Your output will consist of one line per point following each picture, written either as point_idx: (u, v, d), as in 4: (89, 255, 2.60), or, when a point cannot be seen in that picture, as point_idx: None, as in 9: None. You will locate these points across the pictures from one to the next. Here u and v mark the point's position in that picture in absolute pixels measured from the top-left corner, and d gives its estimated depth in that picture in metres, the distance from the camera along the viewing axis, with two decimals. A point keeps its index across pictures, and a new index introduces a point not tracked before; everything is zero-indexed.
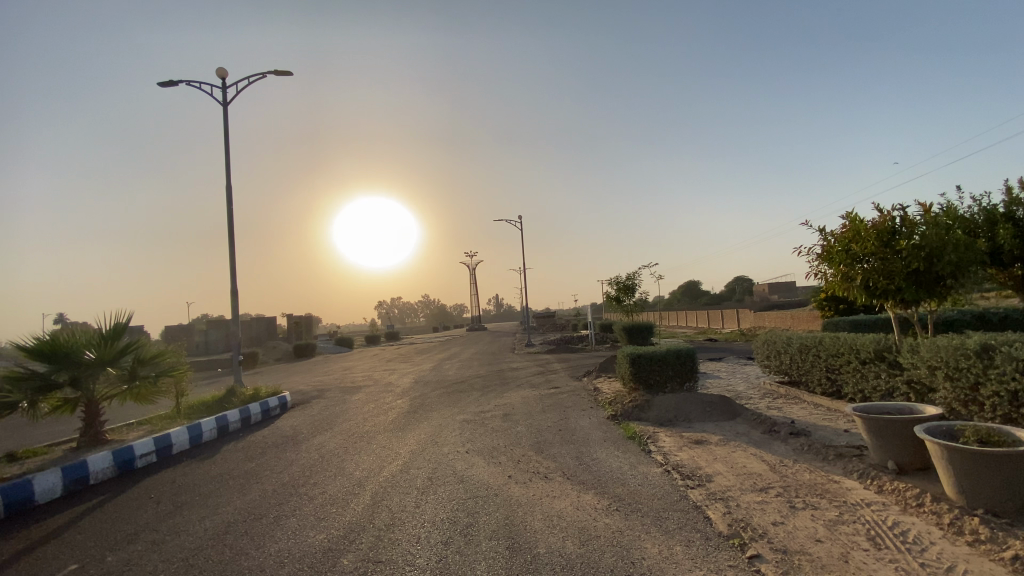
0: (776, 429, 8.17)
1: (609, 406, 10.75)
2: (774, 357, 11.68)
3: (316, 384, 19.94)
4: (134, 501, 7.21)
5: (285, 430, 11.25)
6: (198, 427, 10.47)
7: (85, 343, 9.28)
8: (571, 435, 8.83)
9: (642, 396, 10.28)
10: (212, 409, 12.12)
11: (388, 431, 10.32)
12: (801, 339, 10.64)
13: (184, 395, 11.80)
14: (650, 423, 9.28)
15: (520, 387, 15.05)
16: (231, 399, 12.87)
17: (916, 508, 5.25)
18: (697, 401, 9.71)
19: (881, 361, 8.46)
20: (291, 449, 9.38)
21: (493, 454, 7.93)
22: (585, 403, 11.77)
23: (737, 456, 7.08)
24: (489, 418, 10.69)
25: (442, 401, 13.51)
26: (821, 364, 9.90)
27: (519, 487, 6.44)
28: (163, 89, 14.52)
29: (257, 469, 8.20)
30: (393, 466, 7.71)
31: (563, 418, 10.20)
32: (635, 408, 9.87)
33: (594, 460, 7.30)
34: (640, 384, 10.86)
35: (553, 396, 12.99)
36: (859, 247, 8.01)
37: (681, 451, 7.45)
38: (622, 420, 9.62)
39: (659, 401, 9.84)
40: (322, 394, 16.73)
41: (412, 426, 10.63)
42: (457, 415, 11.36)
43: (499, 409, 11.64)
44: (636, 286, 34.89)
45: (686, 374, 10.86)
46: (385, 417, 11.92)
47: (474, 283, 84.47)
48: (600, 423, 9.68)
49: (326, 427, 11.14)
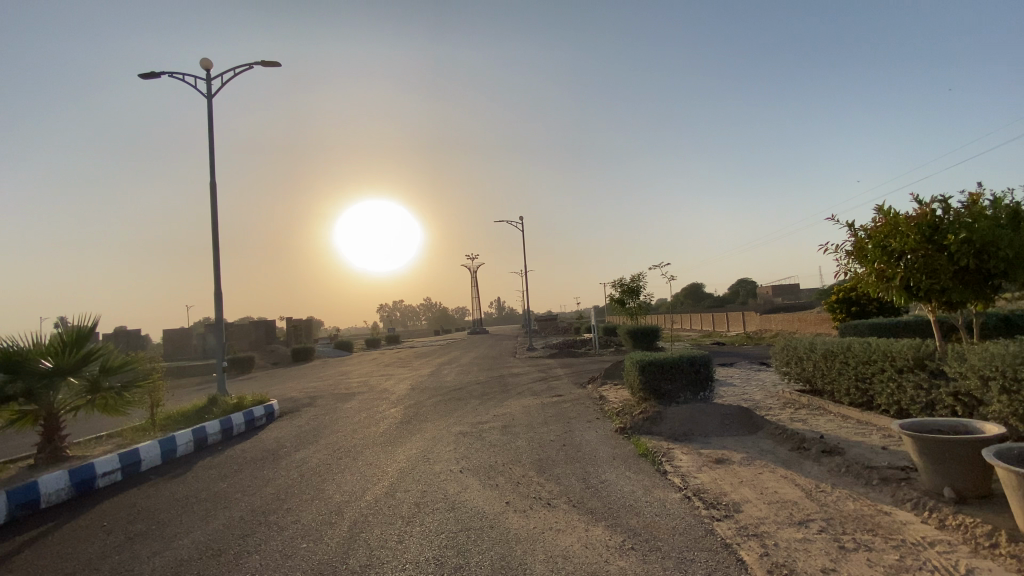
0: (806, 446, 7.31)
1: (617, 417, 9.91)
2: (795, 364, 10.80)
3: (309, 391, 19.11)
4: (84, 531, 6.39)
5: (268, 443, 10.43)
6: (172, 440, 9.67)
7: (42, 350, 8.49)
8: (577, 452, 7.99)
9: (653, 407, 9.44)
10: (191, 420, 11.31)
11: (377, 445, 9.49)
12: (826, 344, 9.79)
13: (160, 405, 11.00)
14: (663, 438, 8.44)
15: (522, 394, 14.18)
16: (213, 408, 12.06)
17: (989, 550, 4.39)
18: (714, 413, 8.87)
19: (921, 370, 7.60)
20: (268, 467, 8.53)
21: (489, 474, 7.09)
22: (591, 413, 10.93)
23: (766, 480, 6.23)
24: (487, 430, 9.84)
25: (437, 411, 12.67)
26: (849, 372, 9.03)
27: (518, 517, 5.61)
28: (143, 80, 13.79)
29: (227, 492, 7.37)
30: (377, 489, 6.86)
31: (567, 431, 9.35)
32: (646, 420, 9.03)
33: (602, 484, 6.45)
34: (651, 393, 10.01)
35: (556, 405, 12.15)
36: (896, 243, 7.19)
37: (701, 473, 6.62)
38: (632, 434, 8.78)
39: (672, 413, 9.00)
40: (313, 402, 15.91)
41: (403, 439, 9.78)
42: (452, 426, 10.52)
43: (498, 419, 10.80)
44: (641, 288, 34.01)
45: (700, 382, 10.01)
46: (375, 428, 11.09)
47: (475, 286, 83.78)
48: (608, 437, 8.83)
49: (311, 440, 10.31)
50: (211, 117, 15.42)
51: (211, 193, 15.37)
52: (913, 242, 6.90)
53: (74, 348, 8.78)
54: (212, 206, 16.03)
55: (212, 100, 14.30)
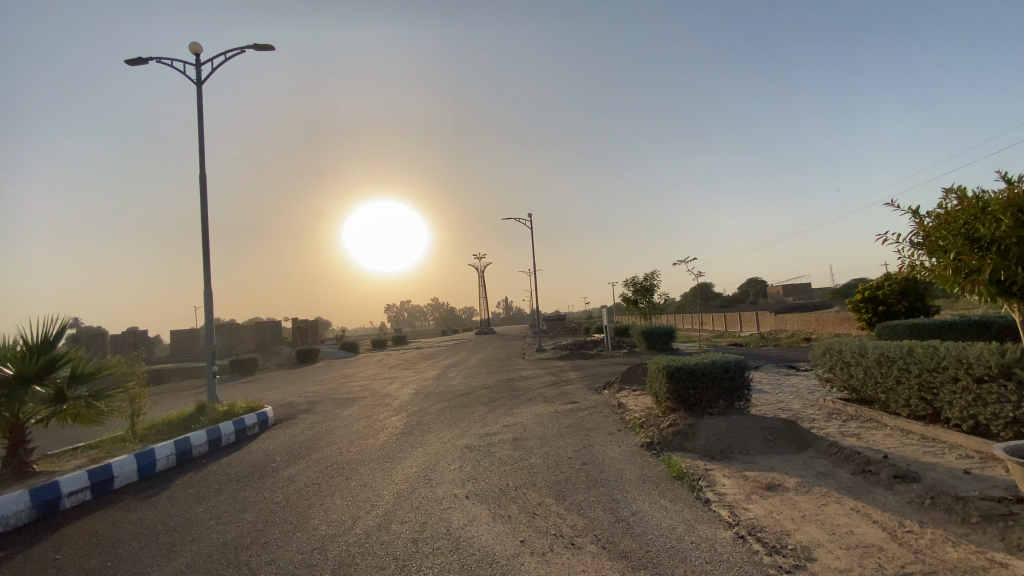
0: (872, 470, 6.26)
1: (642, 431, 8.88)
2: (841, 371, 9.69)
3: (308, 395, 18.22)
4: (29, 567, 5.42)
5: (257, 456, 9.52)
6: (151, 454, 8.70)
7: (5, 356, 7.58)
8: (600, 473, 6.98)
9: (684, 419, 8.38)
10: (175, 429, 10.39)
11: (375, 460, 8.53)
12: (879, 348, 8.68)
13: (142, 413, 10.07)
14: (697, 456, 7.40)
15: (534, 401, 13.18)
16: (200, 417, 11.13)
17: None
18: (756, 427, 7.80)
19: (1007, 379, 6.49)
20: (250, 486, 7.58)
21: (499, 501, 6.10)
22: (611, 423, 9.89)
23: (836, 517, 5.19)
24: (497, 444, 8.85)
25: (442, 419, 11.71)
26: (912, 381, 7.94)
27: (537, 562, 4.61)
28: (127, 67, 12.89)
29: (203, 518, 6.43)
30: (368, 520, 5.88)
31: (586, 446, 8.33)
32: (676, 435, 8.00)
33: (635, 518, 5.41)
34: (679, 403, 8.95)
35: (571, 413, 11.11)
36: (979, 227, 6.25)
37: (754, 504, 5.57)
38: (660, 451, 7.77)
39: (707, 426, 7.95)
40: (311, 408, 14.97)
41: (404, 454, 8.82)
42: (458, 439, 9.55)
43: (508, 430, 9.81)
44: (655, 287, 32.92)
45: (737, 391, 8.90)
46: (375, 439, 10.15)
47: (482, 286, 83.00)
48: (633, 453, 7.81)
49: (302, 454, 9.35)
50: (201, 107, 14.49)
51: (202, 185, 14.53)
52: (1003, 226, 5.95)
53: (41, 352, 7.83)
54: (203, 201, 15.12)
55: (203, 87, 13.42)
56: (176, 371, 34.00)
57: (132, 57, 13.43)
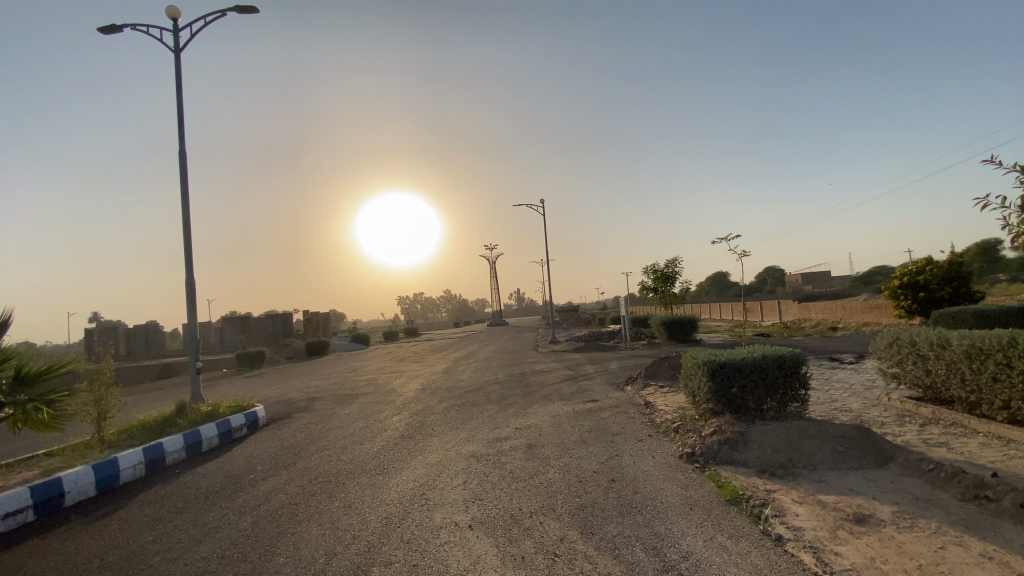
0: (989, 496, 4.87)
1: (679, 438, 7.57)
2: (911, 366, 8.32)
3: (309, 391, 17.20)
4: None
5: (238, 464, 8.42)
6: (114, 464, 7.69)
7: None
8: (634, 494, 5.71)
9: (730, 424, 7.07)
10: (149, 432, 9.35)
11: (367, 471, 7.35)
12: (969, 338, 7.18)
13: (112, 417, 9.08)
14: (753, 473, 6.09)
15: (549, 399, 11.87)
16: (179, 418, 10.09)
17: None
18: (822, 436, 6.51)
19: None
20: (217, 507, 6.44)
21: (511, 534, 4.85)
22: (640, 427, 8.57)
23: (964, 568, 3.84)
24: (508, 452, 7.62)
25: (448, 420, 10.53)
26: (1015, 379, 6.46)
27: None
28: (101, 34, 12.03)
29: (148, 553, 5.29)
30: (344, 559, 4.67)
31: (614, 456, 7.06)
32: (723, 445, 6.70)
33: (688, 564, 4.11)
34: (723, 405, 7.57)
35: (593, 414, 9.81)
36: None
37: (845, 547, 4.23)
38: (705, 464, 6.48)
39: (761, 435, 6.65)
40: (309, 406, 13.90)
41: (401, 463, 7.64)
42: (464, 445, 8.35)
43: (522, 435, 8.57)
44: (676, 275, 31.35)
45: (792, 390, 7.51)
46: (370, 444, 9.00)
47: (494, 277, 81.85)
48: (671, 467, 6.53)
49: (286, 463, 8.20)
50: (180, 78, 13.50)
51: (183, 163, 13.54)
52: None
53: None
54: (187, 183, 14.11)
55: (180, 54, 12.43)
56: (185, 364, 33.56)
57: (107, 26, 12.61)
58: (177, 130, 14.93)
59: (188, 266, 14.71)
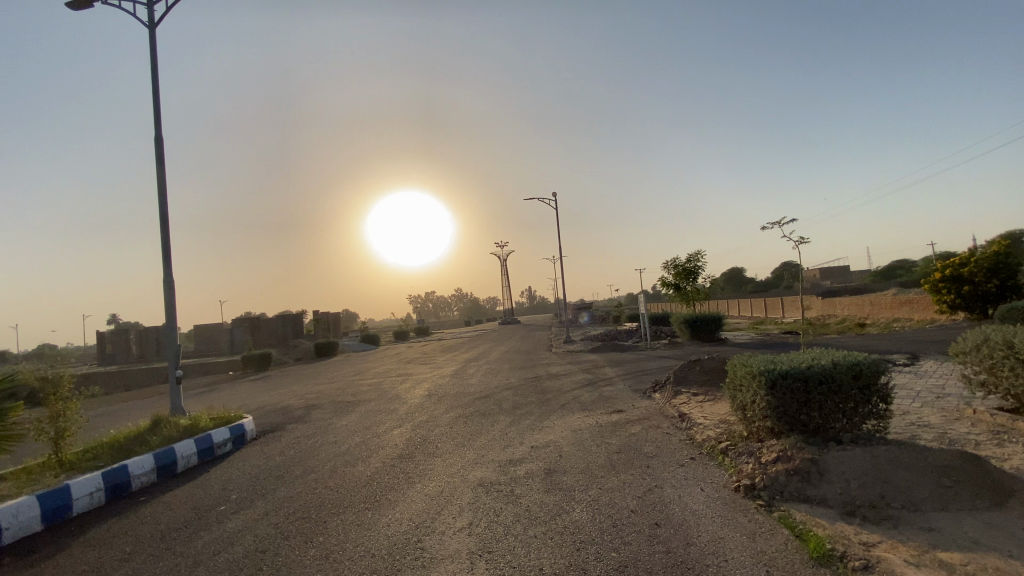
0: None
1: (730, 464, 6.27)
2: (1006, 372, 6.95)
3: (308, 397, 16.11)
4: None
5: (211, 490, 7.29)
6: (65, 493, 6.57)
7: None
8: (688, 548, 4.43)
9: (797, 448, 5.77)
10: (116, 452, 8.25)
11: (354, 504, 6.15)
12: None
13: (72, 435, 8.02)
14: (837, 518, 4.79)
15: (568, 408, 10.58)
16: (151, 434, 8.98)
17: None
18: (919, 467, 5.22)
19: None
20: (170, 554, 5.27)
21: None
22: (679, 447, 7.26)
23: None
24: (524, 481, 6.37)
25: (453, 434, 9.30)
26: None
27: None
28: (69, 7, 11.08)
29: None
30: None
31: (653, 488, 5.78)
32: (791, 476, 5.41)
33: None
34: (784, 424, 6.25)
35: (620, 429, 8.52)
36: None
37: None
38: (773, 503, 5.19)
39: (839, 464, 5.35)
40: (304, 416, 12.76)
41: (396, 492, 6.45)
42: (471, 468, 7.13)
43: (538, 456, 7.29)
44: (698, 271, 29.79)
45: (870, 406, 6.16)
46: (364, 466, 7.82)
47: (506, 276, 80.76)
48: (729, 505, 5.24)
49: (264, 491, 7.03)
50: (157, 58, 12.53)
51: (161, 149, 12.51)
52: None
53: None
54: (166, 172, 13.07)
55: (152, 29, 11.43)
56: (192, 365, 32.87)
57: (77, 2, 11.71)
58: (154, 118, 13.82)
59: (169, 265, 13.57)
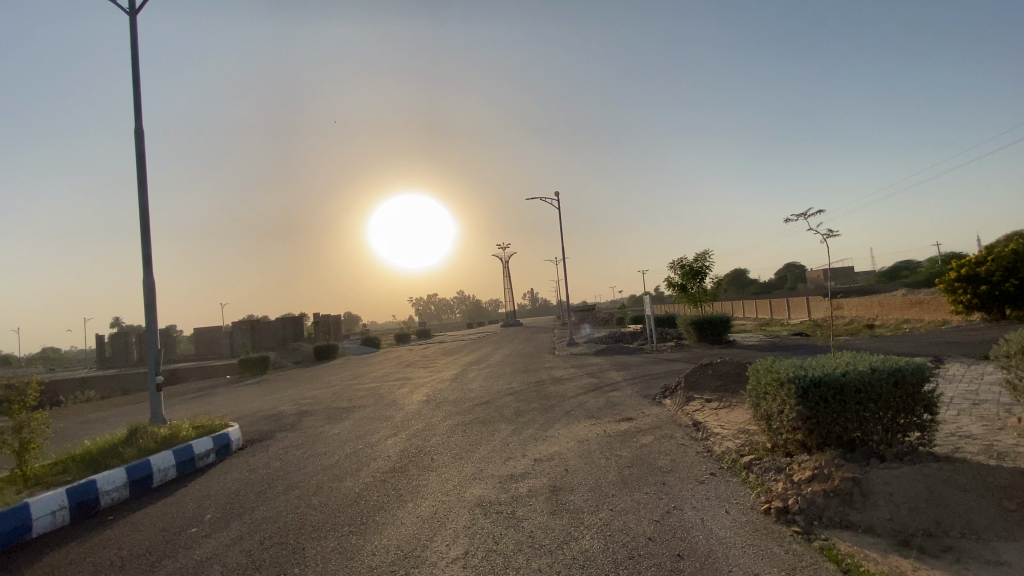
0: None
1: (757, 481, 5.62)
2: None
3: (302, 403, 15.49)
4: None
5: (185, 508, 6.67)
6: (23, 514, 5.96)
7: None
8: None
9: (835, 464, 5.12)
10: (87, 467, 7.63)
11: (338, 527, 5.52)
12: None
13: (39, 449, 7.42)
14: (891, 549, 4.13)
15: (573, 416, 9.94)
16: (126, 446, 8.35)
17: None
18: (978, 487, 4.57)
19: None
20: None
21: None
22: (697, 461, 6.60)
23: None
24: (526, 500, 5.72)
25: (450, 445, 8.67)
26: None
27: None
28: None
29: None
30: None
31: (674, 510, 5.12)
32: (830, 498, 4.75)
33: None
34: (818, 437, 5.59)
35: (630, 439, 7.87)
36: None
37: None
38: (812, 530, 4.53)
39: (885, 484, 4.70)
40: (295, 424, 12.13)
41: (383, 513, 5.81)
42: (468, 484, 6.49)
43: (542, 471, 6.64)
44: (704, 271, 29.12)
45: (915, 417, 5.50)
46: (352, 481, 7.18)
47: (508, 277, 80.28)
48: (762, 531, 4.58)
49: (243, 510, 6.40)
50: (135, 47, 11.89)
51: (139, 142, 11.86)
52: None
53: None
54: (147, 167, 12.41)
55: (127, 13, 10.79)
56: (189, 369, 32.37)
57: None
58: (136, 112, 13.20)
59: (151, 265, 12.91)
